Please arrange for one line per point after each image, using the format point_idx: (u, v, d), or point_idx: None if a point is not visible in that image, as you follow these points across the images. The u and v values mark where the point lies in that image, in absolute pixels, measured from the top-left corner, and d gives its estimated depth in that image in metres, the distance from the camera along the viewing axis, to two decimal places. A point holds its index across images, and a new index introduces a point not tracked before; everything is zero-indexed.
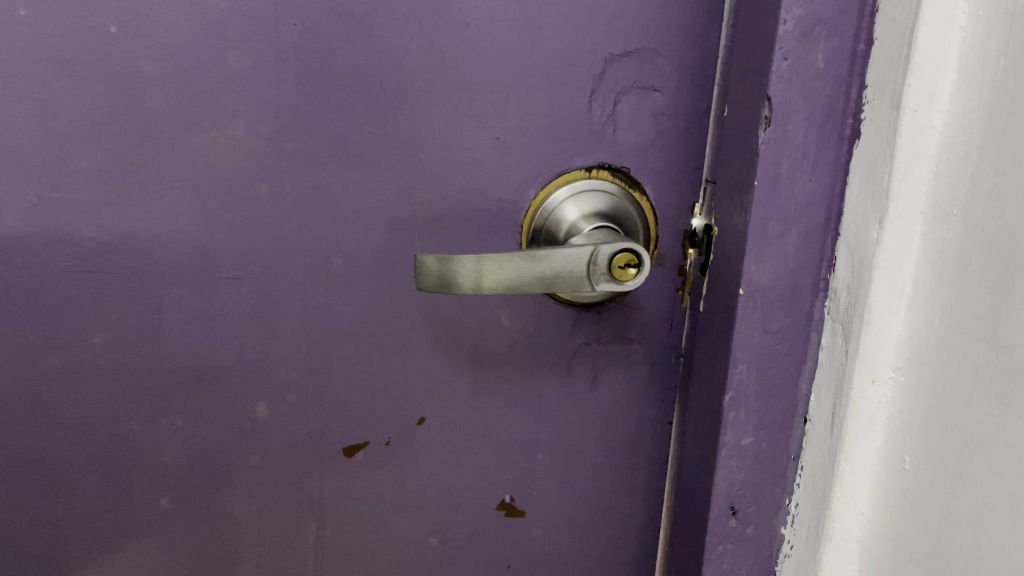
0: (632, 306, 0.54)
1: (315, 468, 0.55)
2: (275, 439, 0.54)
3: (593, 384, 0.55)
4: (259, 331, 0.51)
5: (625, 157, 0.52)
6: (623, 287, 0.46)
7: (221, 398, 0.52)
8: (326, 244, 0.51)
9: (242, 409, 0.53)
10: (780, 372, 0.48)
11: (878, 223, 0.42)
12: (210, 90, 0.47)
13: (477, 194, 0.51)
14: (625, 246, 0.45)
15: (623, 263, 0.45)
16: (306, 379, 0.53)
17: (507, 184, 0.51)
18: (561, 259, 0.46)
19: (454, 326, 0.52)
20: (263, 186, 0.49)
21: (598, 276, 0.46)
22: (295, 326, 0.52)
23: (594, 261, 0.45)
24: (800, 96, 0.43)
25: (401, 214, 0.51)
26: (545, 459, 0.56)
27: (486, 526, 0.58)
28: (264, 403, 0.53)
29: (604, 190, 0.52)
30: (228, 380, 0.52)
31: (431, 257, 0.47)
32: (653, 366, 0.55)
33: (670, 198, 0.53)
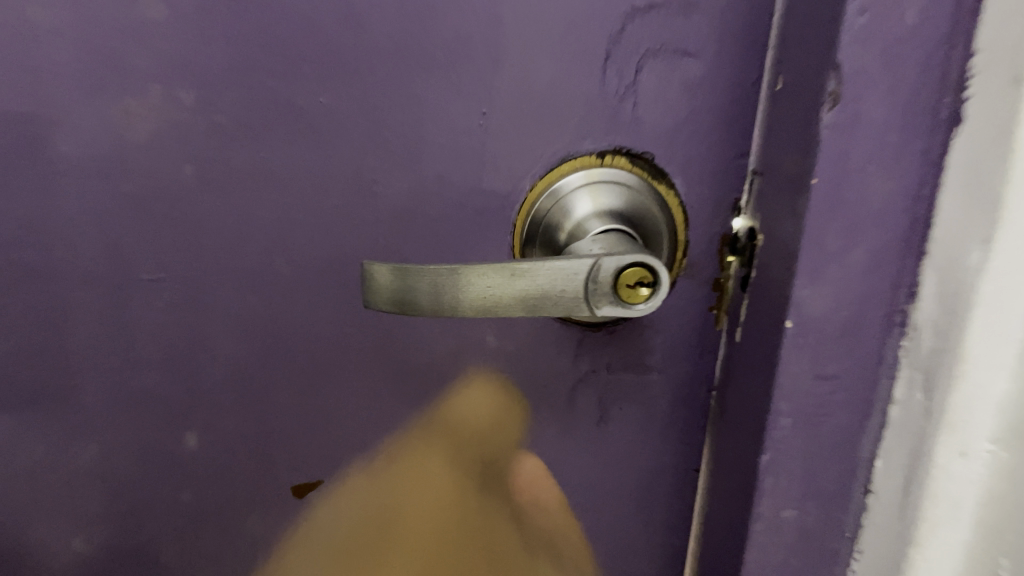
0: (649, 328, 0.43)
1: (257, 509, 0.46)
2: (211, 474, 0.45)
3: (600, 421, 0.44)
4: (187, 344, 0.42)
5: (647, 140, 0.41)
6: (632, 311, 0.35)
7: (144, 425, 0.43)
8: (269, 242, 0.41)
9: (167, 437, 0.44)
10: (838, 429, 0.37)
11: (982, 243, 0.31)
12: (119, 46, 0.38)
13: (457, 184, 0.41)
14: (635, 258, 0.34)
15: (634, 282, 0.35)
16: (248, 404, 0.43)
17: (495, 173, 0.41)
18: (550, 274, 0.35)
19: (426, 347, 0.42)
20: (188, 168, 0.40)
21: (601, 296, 0.35)
22: (233, 340, 0.42)
23: (596, 280, 0.35)
24: (879, 66, 0.32)
25: (361, 207, 0.41)
26: (538, 509, 0.46)
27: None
28: (197, 431, 0.44)
29: (620, 182, 0.41)
30: (153, 402, 0.43)
31: (384, 268, 0.37)
32: (675, 401, 0.44)
33: (705, 194, 0.41)
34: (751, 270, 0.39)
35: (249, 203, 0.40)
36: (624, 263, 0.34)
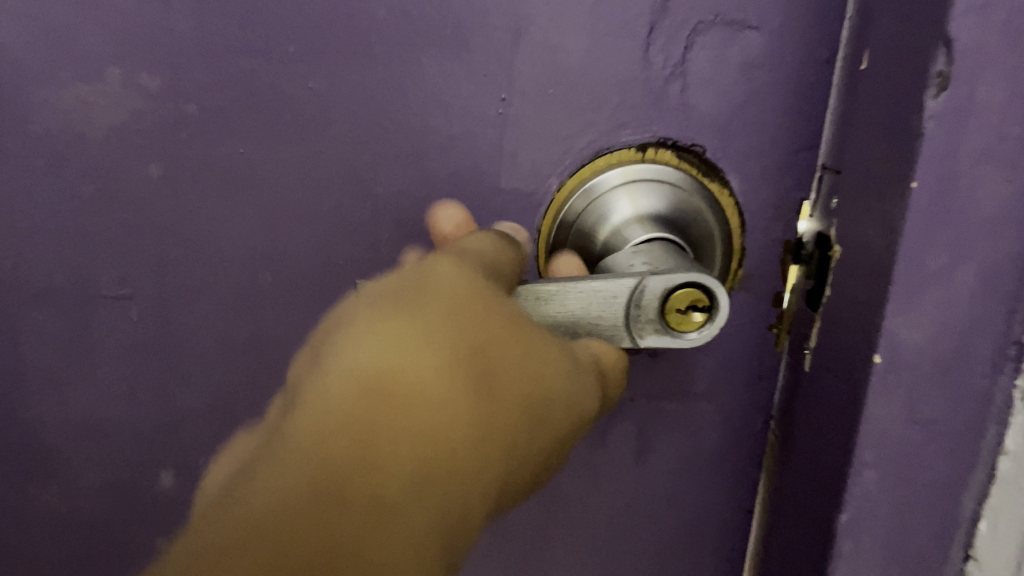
0: (697, 351, 0.37)
1: None
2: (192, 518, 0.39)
3: (638, 456, 0.39)
4: (159, 371, 0.36)
5: (697, 131, 0.34)
6: (683, 342, 0.28)
7: (113, 461, 0.38)
8: (252, 252, 0.35)
9: (139, 477, 0.38)
10: (931, 483, 0.30)
11: None
12: (67, 21, 0.31)
13: (472, 185, 0.35)
14: (686, 278, 0.28)
15: (686, 307, 0.28)
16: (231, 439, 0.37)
17: (517, 171, 0.34)
18: (583, 297, 0.29)
19: None
20: (154, 167, 0.34)
21: (646, 325, 0.29)
22: (213, 365, 0.36)
23: (639, 306, 0.29)
24: (1003, 39, 0.25)
25: (358, 212, 0.35)
26: (567, 553, 0.41)
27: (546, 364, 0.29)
28: (174, 468, 0.38)
29: (665, 181, 0.34)
30: (124, 435, 0.37)
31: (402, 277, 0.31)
32: (726, 434, 0.38)
33: (765, 194, 0.35)
34: (823, 289, 0.33)
35: (228, 207, 0.34)
36: (672, 285, 0.28)
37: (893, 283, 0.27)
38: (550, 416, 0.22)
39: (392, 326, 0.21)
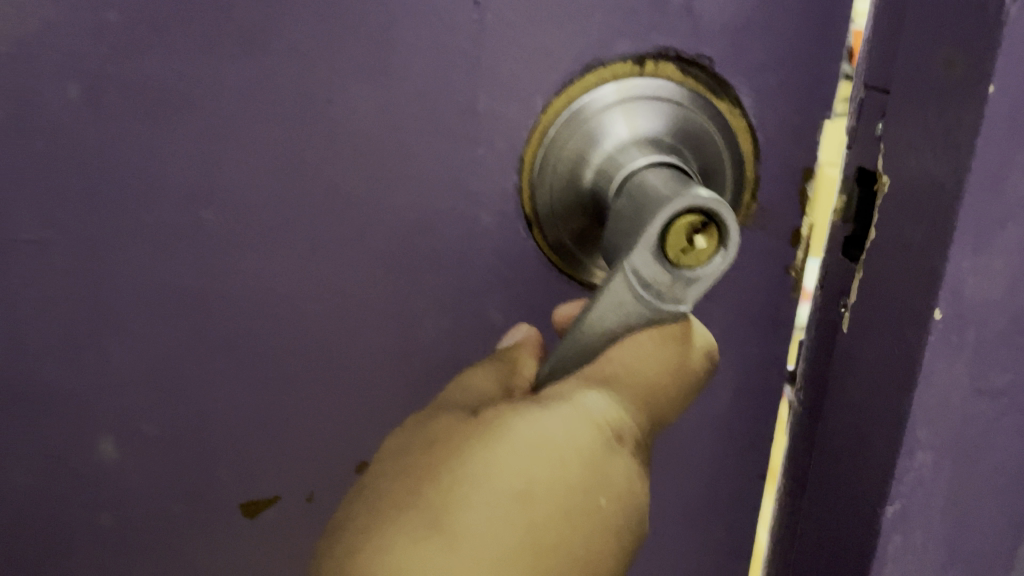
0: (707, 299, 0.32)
1: (196, 537, 0.35)
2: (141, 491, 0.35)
3: None
4: (93, 324, 0.32)
5: (706, 40, 0.29)
6: (721, 266, 0.24)
7: (45, 429, 0.33)
8: (194, 186, 0.31)
9: (76, 445, 0.34)
10: (984, 440, 0.26)
11: None
12: None
13: (445, 105, 0.30)
14: (658, 222, 0.23)
15: (684, 241, 0.24)
16: (182, 399, 0.33)
17: (497, 89, 0.30)
18: (598, 317, 0.26)
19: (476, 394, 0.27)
20: (71, 88, 0.29)
21: (668, 288, 0.25)
22: (155, 318, 0.32)
23: (648, 286, 0.24)
24: None
25: (315, 137, 0.30)
26: None
27: (537, 423, 0.24)
28: (118, 436, 0.34)
29: (667, 99, 0.30)
30: (59, 402, 0.33)
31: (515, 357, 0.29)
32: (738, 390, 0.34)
33: (785, 114, 0.30)
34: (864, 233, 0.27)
35: (162, 134, 0.30)
36: (653, 230, 0.23)
37: (963, 220, 0.22)
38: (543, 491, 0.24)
39: (420, 560, 0.23)
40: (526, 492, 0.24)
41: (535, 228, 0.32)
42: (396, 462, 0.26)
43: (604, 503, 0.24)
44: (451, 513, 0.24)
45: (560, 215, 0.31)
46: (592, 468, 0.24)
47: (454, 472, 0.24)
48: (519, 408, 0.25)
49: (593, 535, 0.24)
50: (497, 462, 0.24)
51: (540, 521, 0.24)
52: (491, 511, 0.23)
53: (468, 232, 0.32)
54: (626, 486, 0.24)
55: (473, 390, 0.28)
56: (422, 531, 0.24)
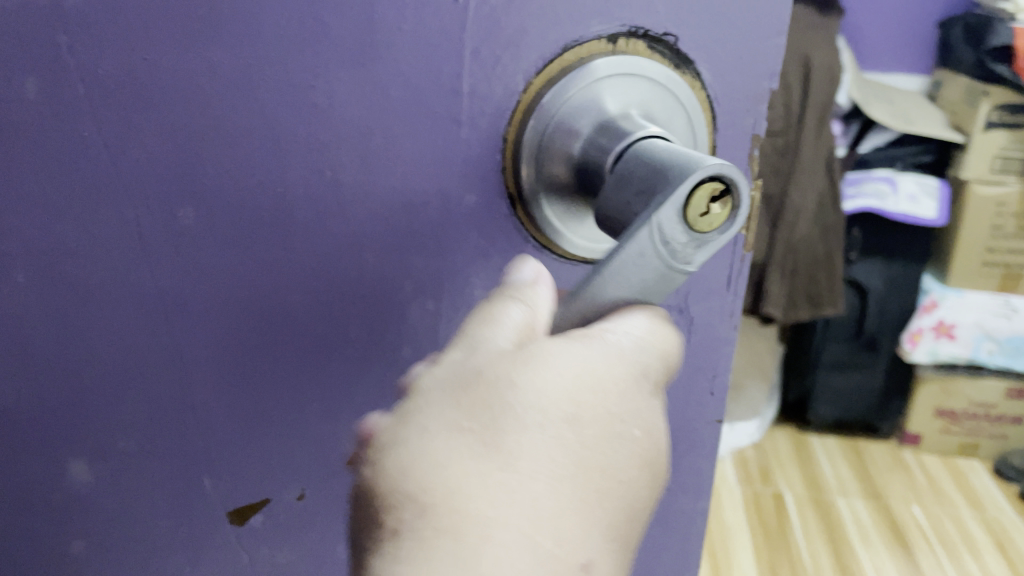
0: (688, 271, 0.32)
1: (185, 525, 0.36)
2: (121, 497, 0.35)
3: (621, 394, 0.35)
4: (69, 331, 0.31)
5: (674, 18, 0.31)
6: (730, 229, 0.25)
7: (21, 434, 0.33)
8: (169, 180, 0.29)
9: (54, 447, 0.33)
10: None
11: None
12: None
13: (427, 87, 0.30)
14: (685, 183, 0.24)
15: (705, 206, 0.24)
16: (159, 405, 0.33)
17: (478, 69, 0.30)
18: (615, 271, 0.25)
19: (493, 323, 0.25)
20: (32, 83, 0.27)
21: (683, 248, 0.25)
22: (126, 327, 0.31)
23: (667, 242, 0.24)
24: None
25: (295, 127, 0.29)
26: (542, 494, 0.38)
27: (580, 354, 0.24)
28: (90, 445, 0.33)
29: (638, 71, 0.30)
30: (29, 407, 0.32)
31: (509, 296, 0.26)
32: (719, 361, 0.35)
33: (745, 91, 0.32)
34: None
35: (133, 128, 0.28)
36: (684, 196, 0.24)
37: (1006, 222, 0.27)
38: (592, 414, 0.23)
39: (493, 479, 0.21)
40: (574, 417, 0.23)
41: (517, 204, 0.32)
42: (435, 377, 0.24)
43: (640, 434, 0.24)
44: (511, 432, 0.22)
45: (544, 192, 0.31)
46: (626, 395, 0.24)
47: (505, 393, 0.22)
48: (558, 341, 0.24)
49: (634, 460, 0.24)
50: (548, 380, 0.23)
51: (598, 444, 0.23)
52: (548, 433, 0.22)
53: (448, 213, 0.32)
54: (654, 422, 0.25)
55: (504, 325, 0.25)
56: (481, 451, 0.22)
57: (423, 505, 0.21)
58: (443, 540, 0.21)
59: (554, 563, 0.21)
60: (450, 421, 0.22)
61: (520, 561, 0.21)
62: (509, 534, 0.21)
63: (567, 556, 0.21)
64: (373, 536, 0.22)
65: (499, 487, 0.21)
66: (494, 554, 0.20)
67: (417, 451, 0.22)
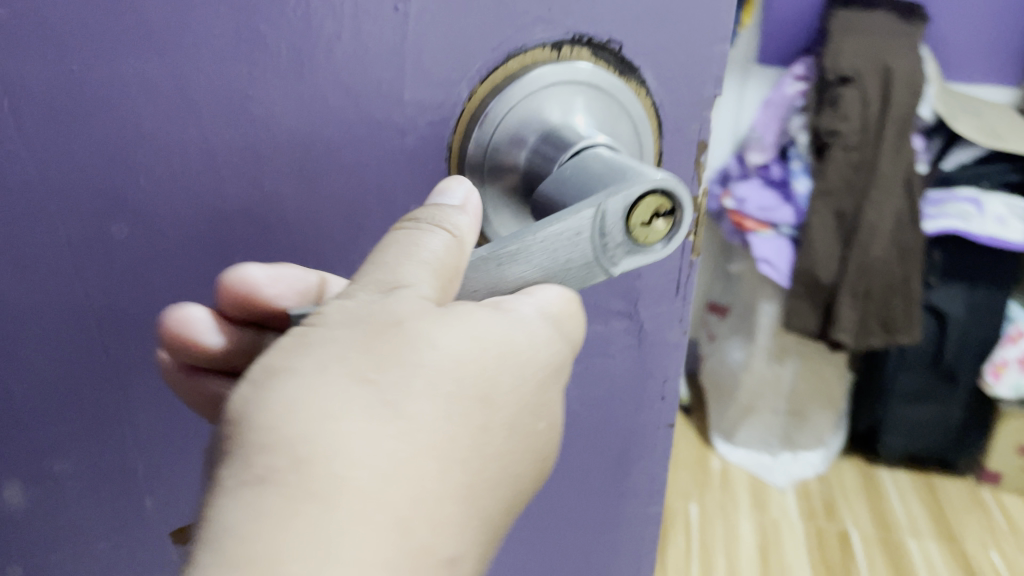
0: (637, 278, 0.32)
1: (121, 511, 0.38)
2: (69, 497, 0.37)
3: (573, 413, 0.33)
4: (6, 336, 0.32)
5: (619, 25, 0.29)
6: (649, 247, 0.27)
7: None
8: (98, 209, 0.28)
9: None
10: None
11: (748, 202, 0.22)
12: None
13: (368, 98, 0.27)
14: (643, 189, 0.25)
15: (650, 216, 0.26)
16: (98, 423, 0.35)
17: (420, 79, 0.28)
18: (547, 242, 0.26)
19: (412, 243, 0.25)
20: None
21: (611, 250, 0.27)
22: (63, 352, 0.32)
23: (603, 233, 0.26)
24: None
25: (233, 138, 0.27)
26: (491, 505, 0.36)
27: (491, 321, 0.24)
28: (31, 457, 0.35)
29: (582, 79, 0.30)
30: None
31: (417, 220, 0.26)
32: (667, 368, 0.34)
33: (692, 100, 0.31)
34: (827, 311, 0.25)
35: (60, 158, 0.27)
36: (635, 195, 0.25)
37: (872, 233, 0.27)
38: (495, 388, 0.24)
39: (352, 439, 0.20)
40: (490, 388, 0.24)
41: None
42: (336, 310, 0.23)
43: (541, 425, 0.27)
44: (409, 399, 0.21)
45: (490, 208, 0.31)
46: (532, 379, 0.26)
47: (422, 350, 0.22)
48: (472, 308, 0.24)
49: (496, 432, 0.24)
50: (454, 339, 0.23)
51: (493, 423, 0.24)
52: (449, 400, 0.22)
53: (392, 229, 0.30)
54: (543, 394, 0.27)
55: (426, 252, 0.25)
56: (380, 411, 0.21)
57: (291, 461, 0.19)
58: (309, 506, 0.19)
59: (423, 550, 0.20)
60: (352, 372, 0.21)
61: (377, 547, 0.19)
62: (385, 513, 0.19)
63: (438, 548, 0.20)
64: (224, 486, 0.19)
65: (384, 450, 0.20)
66: (360, 530, 0.19)
67: (272, 409, 0.20)
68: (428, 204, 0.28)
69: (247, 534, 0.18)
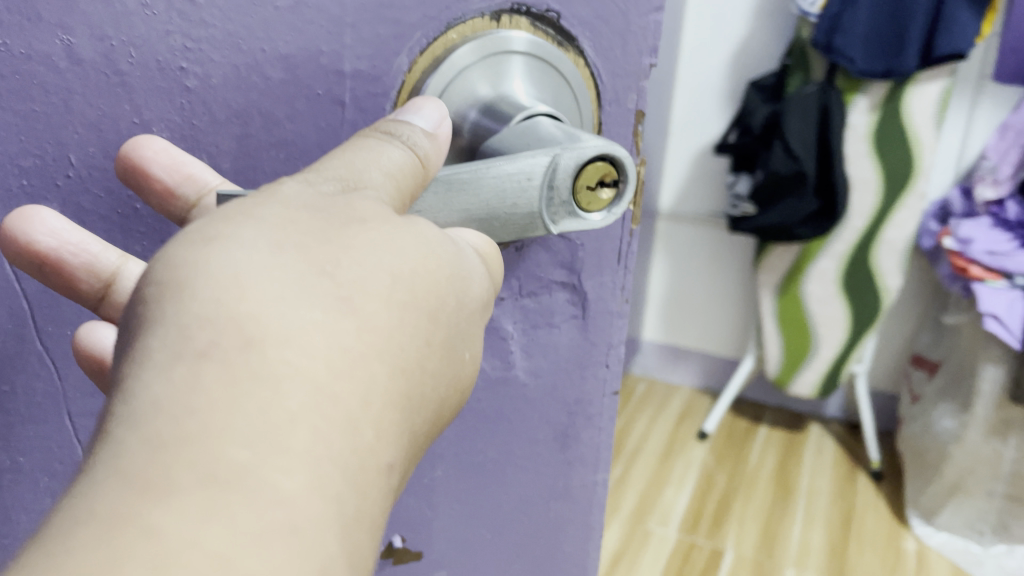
0: (580, 248, 0.32)
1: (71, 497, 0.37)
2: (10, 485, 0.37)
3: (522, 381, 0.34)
4: None
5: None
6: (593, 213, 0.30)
7: None
8: (26, 188, 0.30)
9: None
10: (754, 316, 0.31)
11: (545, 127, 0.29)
12: None
13: (307, 68, 0.30)
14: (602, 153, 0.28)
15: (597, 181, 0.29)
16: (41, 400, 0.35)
17: (357, 49, 0.30)
18: (499, 180, 0.28)
19: (364, 155, 0.25)
20: None
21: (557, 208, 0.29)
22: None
23: (560, 187, 0.28)
24: None
25: (175, 108, 0.29)
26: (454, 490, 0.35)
27: (440, 240, 0.26)
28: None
29: (519, 50, 0.31)
30: None
31: (375, 133, 0.27)
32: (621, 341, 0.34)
33: (627, 71, 0.32)
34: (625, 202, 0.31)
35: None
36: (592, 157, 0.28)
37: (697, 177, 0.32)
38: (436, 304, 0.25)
39: (307, 334, 0.20)
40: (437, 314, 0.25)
41: None
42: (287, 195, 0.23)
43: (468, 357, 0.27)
44: (360, 291, 0.22)
45: None
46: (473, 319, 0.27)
47: (378, 253, 0.23)
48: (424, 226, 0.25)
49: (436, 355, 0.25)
50: (394, 256, 0.23)
51: (434, 334, 0.24)
52: (393, 307, 0.23)
53: None
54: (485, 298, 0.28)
55: (387, 160, 0.26)
56: (333, 306, 0.21)
57: (246, 343, 0.19)
58: (261, 390, 0.19)
59: (366, 459, 0.21)
60: (308, 263, 0.22)
61: (330, 433, 0.19)
62: (339, 408, 0.20)
63: (382, 454, 0.21)
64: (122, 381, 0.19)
65: (339, 346, 0.21)
66: (314, 418, 0.19)
67: (226, 295, 0.20)
68: (397, 123, 0.27)
69: (175, 400, 0.18)
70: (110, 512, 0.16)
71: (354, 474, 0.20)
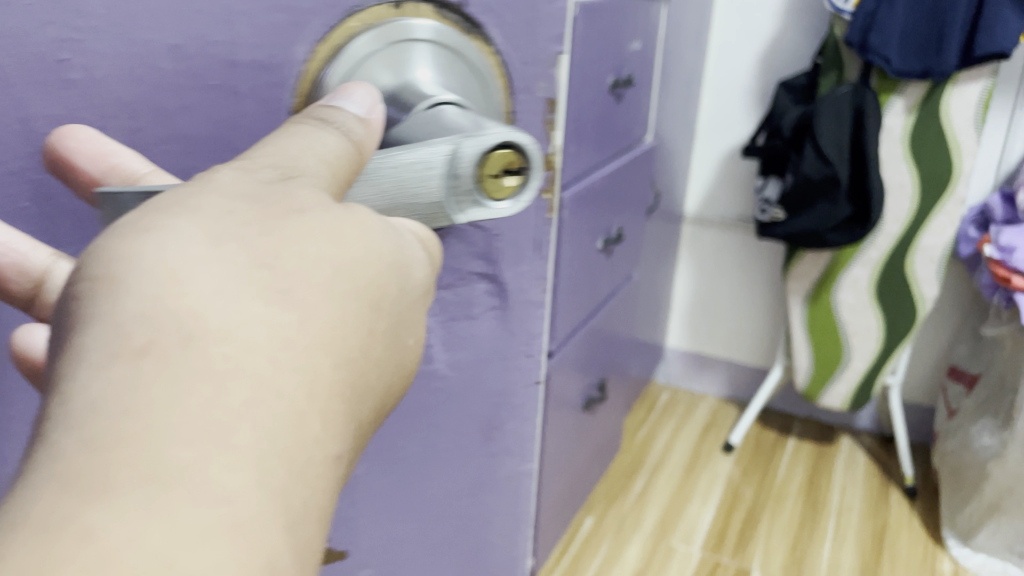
0: (495, 238, 0.32)
1: None
2: None
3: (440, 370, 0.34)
4: None
5: None
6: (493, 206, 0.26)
7: None
8: None
9: None
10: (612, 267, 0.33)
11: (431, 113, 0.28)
12: None
13: (199, 56, 0.27)
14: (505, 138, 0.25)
15: (501, 170, 0.26)
16: None
17: (254, 37, 0.28)
18: (400, 172, 0.26)
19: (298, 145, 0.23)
20: None
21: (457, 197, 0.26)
22: None
23: (455, 175, 0.25)
24: None
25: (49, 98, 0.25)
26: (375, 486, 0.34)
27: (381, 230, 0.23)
28: None
29: (426, 36, 0.32)
30: None
31: (308, 119, 0.24)
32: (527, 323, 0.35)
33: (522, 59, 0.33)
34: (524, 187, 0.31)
35: None
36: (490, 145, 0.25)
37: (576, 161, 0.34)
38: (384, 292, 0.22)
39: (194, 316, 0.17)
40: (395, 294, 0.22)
41: None
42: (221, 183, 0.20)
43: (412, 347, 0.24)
44: (292, 266, 0.19)
45: None
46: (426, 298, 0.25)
47: (312, 242, 0.20)
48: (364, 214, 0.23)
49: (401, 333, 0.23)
50: (330, 238, 0.20)
51: (386, 315, 0.22)
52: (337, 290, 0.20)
53: None
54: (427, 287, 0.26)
55: (323, 148, 0.23)
56: (276, 296, 0.18)
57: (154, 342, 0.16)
58: (199, 388, 0.16)
59: (313, 450, 0.18)
60: (249, 253, 0.19)
61: (258, 431, 0.17)
62: (284, 402, 0.17)
63: (333, 445, 0.18)
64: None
65: (280, 339, 0.18)
66: (257, 414, 0.17)
67: (149, 278, 0.17)
68: (328, 109, 0.25)
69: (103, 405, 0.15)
70: (43, 521, 0.14)
71: (306, 467, 0.17)
